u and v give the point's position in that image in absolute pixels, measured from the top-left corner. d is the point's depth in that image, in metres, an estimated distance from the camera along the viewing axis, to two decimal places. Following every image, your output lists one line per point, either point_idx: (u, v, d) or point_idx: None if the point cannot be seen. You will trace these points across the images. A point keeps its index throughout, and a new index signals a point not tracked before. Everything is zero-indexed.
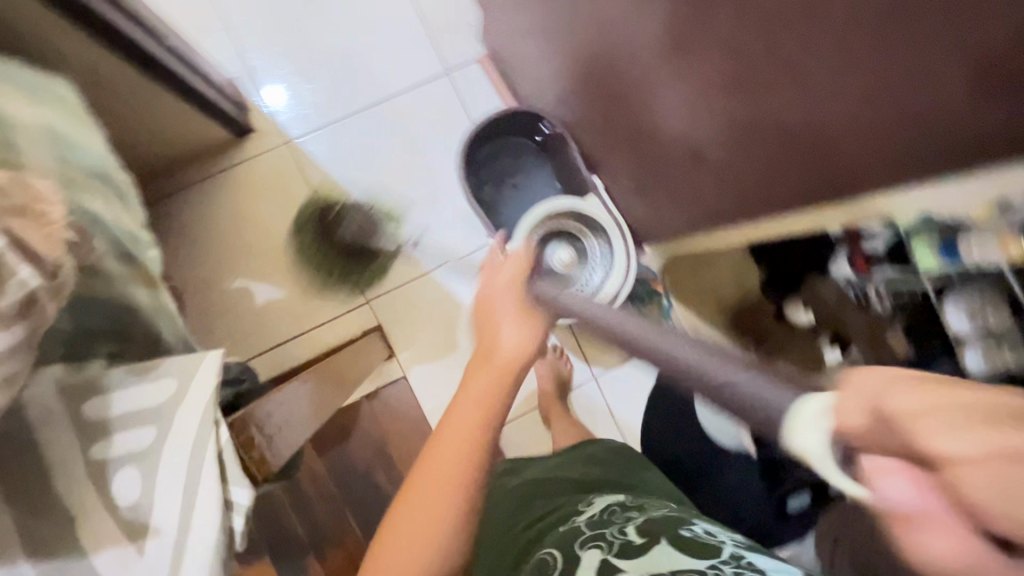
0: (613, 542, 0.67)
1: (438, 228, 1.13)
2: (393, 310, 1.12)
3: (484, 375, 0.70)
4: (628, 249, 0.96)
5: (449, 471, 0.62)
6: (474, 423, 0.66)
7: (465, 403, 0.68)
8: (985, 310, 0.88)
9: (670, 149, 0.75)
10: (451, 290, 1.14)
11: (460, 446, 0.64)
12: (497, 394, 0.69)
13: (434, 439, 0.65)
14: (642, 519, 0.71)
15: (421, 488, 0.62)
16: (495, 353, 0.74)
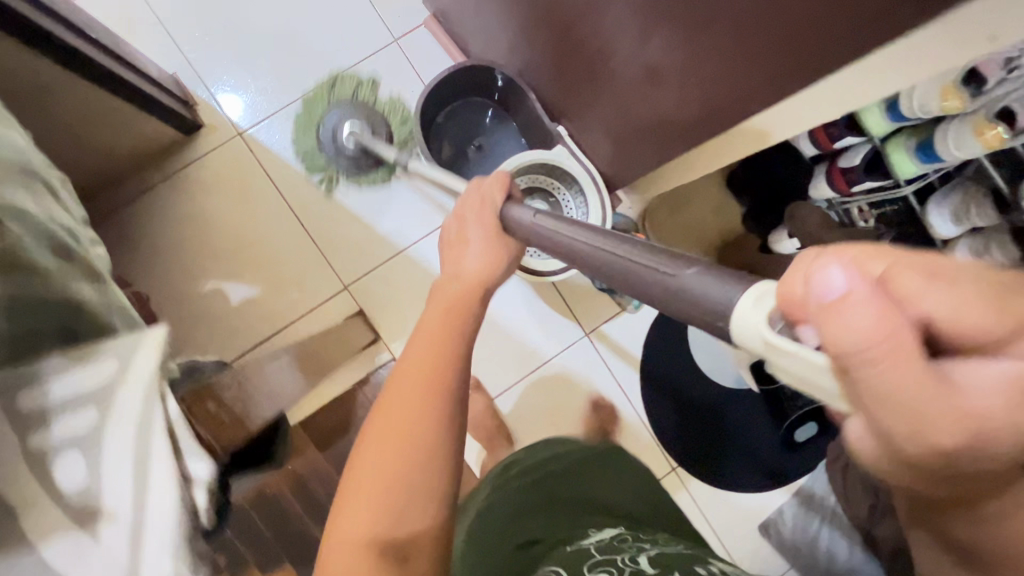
0: (624, 568, 0.63)
1: (407, 202, 1.10)
2: (374, 292, 1.10)
3: (446, 293, 0.63)
4: (601, 193, 0.93)
5: (422, 388, 0.54)
6: (437, 338, 0.58)
7: (430, 321, 0.60)
8: (970, 208, 0.86)
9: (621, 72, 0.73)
10: (428, 263, 1.11)
11: (429, 355, 0.56)
12: (460, 324, 0.60)
13: (398, 373, 0.56)
14: (655, 553, 0.68)
15: (394, 404, 0.53)
16: (461, 268, 0.66)
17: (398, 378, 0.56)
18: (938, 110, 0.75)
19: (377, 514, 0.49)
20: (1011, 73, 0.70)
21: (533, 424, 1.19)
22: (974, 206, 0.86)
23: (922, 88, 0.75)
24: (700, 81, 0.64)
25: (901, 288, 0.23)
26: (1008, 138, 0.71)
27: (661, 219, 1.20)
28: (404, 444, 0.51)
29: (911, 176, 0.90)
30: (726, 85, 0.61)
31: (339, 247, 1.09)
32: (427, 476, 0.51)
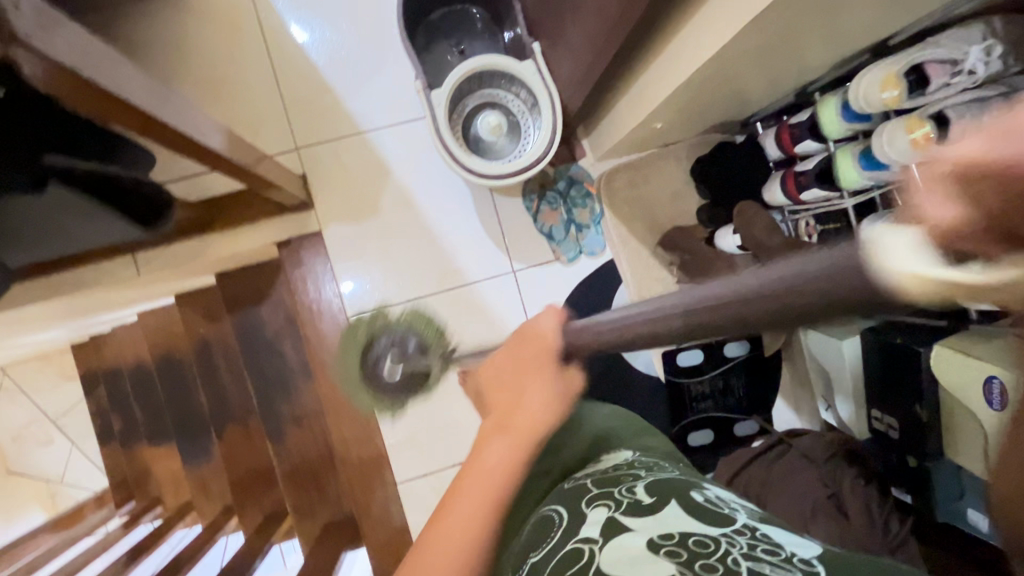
0: (622, 501, 0.59)
1: (382, 87, 1.15)
2: (324, 163, 1.15)
3: (502, 442, 0.68)
4: (555, 118, 0.97)
5: (466, 503, 0.61)
6: (492, 482, 0.64)
7: (485, 468, 0.66)
8: None
9: None
10: (385, 154, 1.16)
11: (484, 481, 0.64)
12: (525, 443, 0.69)
13: (456, 488, 0.64)
14: (651, 479, 0.62)
15: (452, 521, 0.59)
16: (518, 411, 0.71)
17: (462, 488, 0.64)
18: (880, 102, 0.76)
19: None
20: (955, 77, 0.69)
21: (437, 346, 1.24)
22: None
23: (872, 74, 0.76)
24: None
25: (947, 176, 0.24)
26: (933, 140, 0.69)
27: (619, 184, 1.22)
28: (448, 553, 0.56)
29: (854, 185, 0.89)
30: None
31: (304, 110, 1.13)
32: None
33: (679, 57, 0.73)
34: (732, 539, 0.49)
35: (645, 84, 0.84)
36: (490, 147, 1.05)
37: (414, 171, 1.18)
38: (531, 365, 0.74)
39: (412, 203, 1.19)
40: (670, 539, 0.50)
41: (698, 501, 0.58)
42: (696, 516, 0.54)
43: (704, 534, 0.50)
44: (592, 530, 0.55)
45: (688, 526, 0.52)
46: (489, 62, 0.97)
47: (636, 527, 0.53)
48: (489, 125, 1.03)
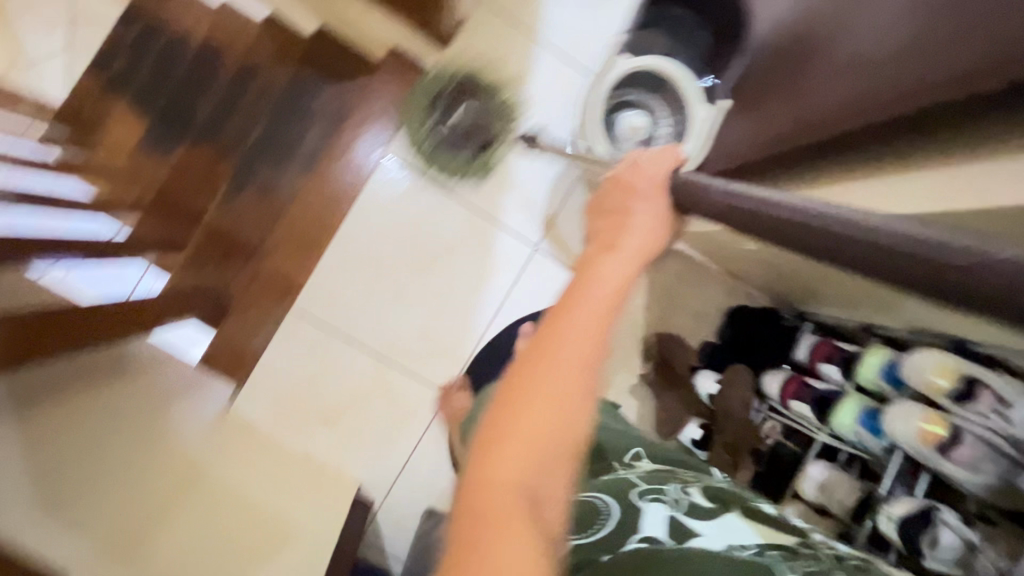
0: (678, 501, 0.64)
1: (584, 20, 1.12)
2: (486, 32, 1.11)
3: (619, 259, 0.47)
4: (683, 163, 0.94)
5: (547, 398, 0.41)
6: (589, 331, 0.43)
7: (550, 366, 0.41)
8: (839, 486, 0.88)
9: (828, 64, 0.76)
10: (536, 66, 1.11)
11: (582, 341, 0.43)
12: (594, 332, 0.43)
13: (521, 383, 0.41)
14: (703, 486, 0.71)
15: (525, 416, 0.40)
16: (623, 241, 0.50)
17: (524, 386, 0.41)
18: (925, 382, 0.76)
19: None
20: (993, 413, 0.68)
21: (415, 248, 1.13)
22: (845, 487, 0.88)
23: (929, 356, 0.76)
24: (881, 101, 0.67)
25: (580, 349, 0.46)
26: (941, 445, 0.72)
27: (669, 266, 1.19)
28: (517, 510, 0.37)
29: (839, 431, 0.90)
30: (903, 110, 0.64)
31: None
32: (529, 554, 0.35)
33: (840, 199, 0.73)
34: (806, 549, 0.58)
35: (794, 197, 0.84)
36: (616, 139, 1.00)
37: (542, 100, 1.11)
38: (626, 203, 0.53)
39: (517, 125, 1.11)
40: (744, 547, 0.56)
41: (756, 510, 0.67)
42: (750, 524, 0.63)
43: (775, 545, 0.58)
44: (657, 529, 0.59)
45: (744, 533, 0.60)
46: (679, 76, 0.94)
47: (703, 531, 0.59)
48: (631, 122, 0.99)
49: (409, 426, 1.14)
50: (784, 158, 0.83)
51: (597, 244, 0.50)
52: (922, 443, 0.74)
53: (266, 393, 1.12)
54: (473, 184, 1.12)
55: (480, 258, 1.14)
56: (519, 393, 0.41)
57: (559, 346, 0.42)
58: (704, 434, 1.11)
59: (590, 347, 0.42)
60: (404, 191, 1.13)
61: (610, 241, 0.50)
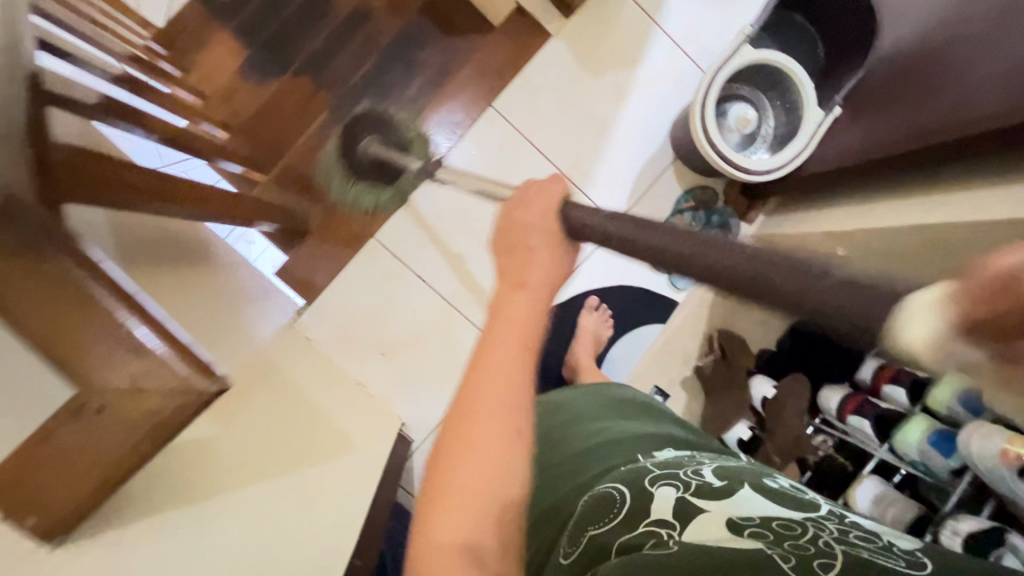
0: (689, 483, 0.60)
1: (699, 15, 1.14)
2: (608, 7, 1.12)
3: (524, 297, 0.55)
4: (786, 164, 0.99)
5: (465, 461, 0.52)
6: (502, 380, 0.53)
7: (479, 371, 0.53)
8: (897, 501, 0.87)
9: (957, 70, 0.75)
10: (647, 51, 1.13)
11: (488, 407, 0.53)
12: (512, 374, 0.53)
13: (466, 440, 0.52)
14: (716, 466, 0.66)
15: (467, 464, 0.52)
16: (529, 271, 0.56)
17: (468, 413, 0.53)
18: None
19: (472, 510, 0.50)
20: None
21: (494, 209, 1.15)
22: (901, 503, 0.86)
23: None
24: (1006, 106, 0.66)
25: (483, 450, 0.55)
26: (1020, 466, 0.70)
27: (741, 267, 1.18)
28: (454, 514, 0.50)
29: (902, 446, 0.88)
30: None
31: None
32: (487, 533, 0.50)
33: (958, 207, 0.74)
34: (817, 525, 0.53)
35: (898, 205, 0.84)
36: (725, 127, 1.04)
37: (650, 84, 1.14)
38: (528, 242, 0.56)
39: (622, 103, 1.14)
40: (751, 519, 0.53)
41: (767, 485, 0.62)
42: (769, 499, 0.58)
43: (784, 518, 0.54)
44: (665, 510, 0.56)
45: (765, 508, 0.55)
46: (798, 79, 0.98)
47: (711, 508, 0.55)
48: (741, 115, 1.03)
49: (460, 374, 1.16)
50: (895, 164, 0.84)
51: (508, 270, 0.57)
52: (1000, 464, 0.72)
53: (331, 317, 1.14)
54: (569, 151, 1.14)
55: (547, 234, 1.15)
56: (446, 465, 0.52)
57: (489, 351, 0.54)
58: (751, 436, 1.11)
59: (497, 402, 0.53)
60: (492, 157, 1.15)
61: (518, 273, 0.55)
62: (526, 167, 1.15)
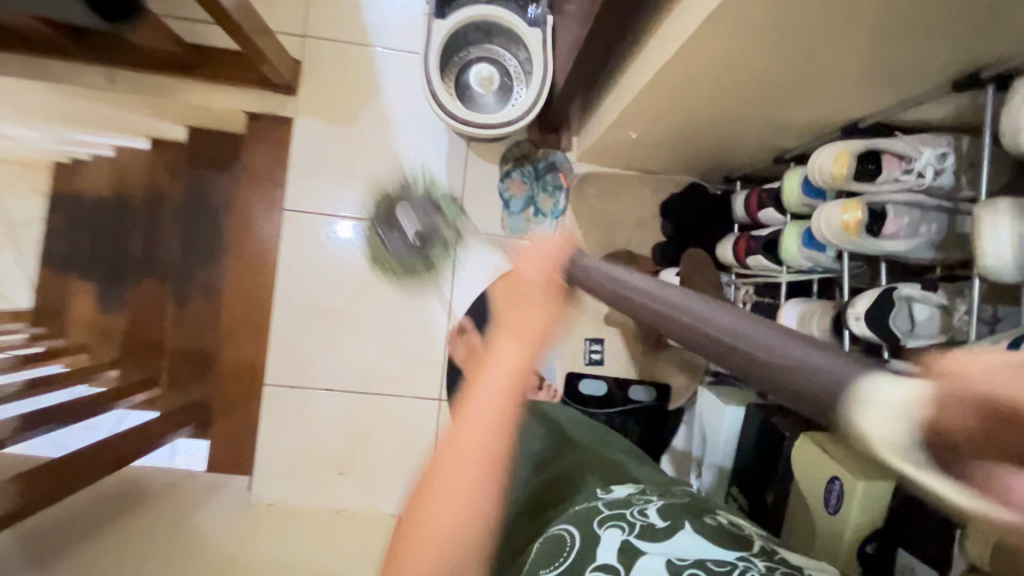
0: (635, 523, 0.57)
1: (403, 12, 1.13)
2: (321, 57, 1.12)
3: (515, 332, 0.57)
4: (539, 93, 0.97)
5: (443, 496, 0.49)
6: (489, 432, 0.52)
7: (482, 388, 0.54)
8: (816, 313, 0.84)
9: None
10: (381, 72, 1.13)
11: (463, 455, 0.51)
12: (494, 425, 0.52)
13: (440, 469, 0.50)
14: (662, 502, 0.61)
15: (442, 494, 0.49)
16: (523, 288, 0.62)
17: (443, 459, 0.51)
18: (829, 176, 0.74)
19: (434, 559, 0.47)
20: (904, 175, 0.68)
21: (344, 284, 1.14)
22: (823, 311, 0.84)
23: (828, 148, 0.74)
24: None
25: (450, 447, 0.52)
26: (864, 224, 0.68)
27: (590, 191, 1.17)
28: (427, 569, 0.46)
29: (792, 262, 0.87)
30: None
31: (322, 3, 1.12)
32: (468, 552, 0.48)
33: (651, 53, 0.74)
34: (749, 563, 0.52)
35: (629, 73, 0.83)
36: (472, 94, 1.03)
37: (402, 95, 1.14)
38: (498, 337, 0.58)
39: (390, 129, 1.14)
40: (687, 561, 0.52)
41: (708, 520, 0.59)
42: (704, 536, 0.56)
43: (718, 557, 0.53)
44: (611, 553, 0.54)
45: (701, 549, 0.54)
46: (501, 16, 0.97)
47: (652, 552, 0.54)
48: (481, 77, 1.02)
49: (419, 445, 1.14)
50: (599, 49, 0.84)
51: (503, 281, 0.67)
52: (849, 235, 0.70)
53: (276, 474, 1.14)
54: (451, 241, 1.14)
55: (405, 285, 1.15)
56: (431, 487, 0.50)
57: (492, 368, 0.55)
58: None
59: (503, 401, 0.53)
60: (312, 245, 1.14)
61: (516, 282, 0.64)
62: (344, 230, 1.14)
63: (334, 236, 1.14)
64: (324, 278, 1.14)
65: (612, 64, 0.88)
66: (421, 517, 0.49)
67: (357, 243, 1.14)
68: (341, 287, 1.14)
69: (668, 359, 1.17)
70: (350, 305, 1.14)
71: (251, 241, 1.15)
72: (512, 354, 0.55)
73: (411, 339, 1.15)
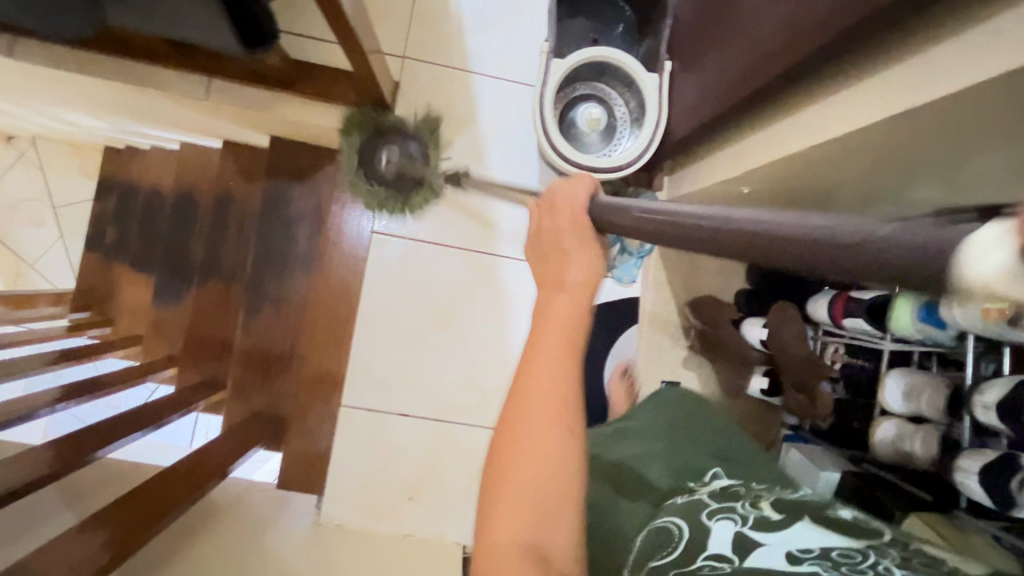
0: (748, 516, 0.56)
1: (507, 40, 1.13)
2: (421, 80, 1.12)
3: (566, 297, 0.57)
4: (650, 141, 0.96)
5: (530, 447, 0.52)
6: (555, 367, 0.54)
7: (542, 347, 0.55)
8: (926, 388, 0.81)
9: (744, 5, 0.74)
10: (479, 99, 1.12)
11: (541, 405, 0.53)
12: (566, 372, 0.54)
13: (520, 422, 0.52)
14: (777, 498, 0.59)
15: (530, 436, 0.52)
16: (560, 270, 0.59)
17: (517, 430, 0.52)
18: None
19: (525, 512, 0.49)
20: None
21: (425, 309, 1.14)
22: (932, 387, 0.81)
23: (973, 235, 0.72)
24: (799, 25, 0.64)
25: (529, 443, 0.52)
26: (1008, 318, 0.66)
27: None
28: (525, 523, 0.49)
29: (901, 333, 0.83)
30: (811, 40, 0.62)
31: (427, 26, 1.11)
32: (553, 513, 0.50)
33: (799, 127, 0.74)
34: (880, 551, 0.48)
35: (759, 135, 0.83)
36: (577, 133, 1.02)
37: (497, 125, 1.13)
38: (563, 256, 0.60)
39: (482, 157, 1.13)
40: (812, 551, 0.49)
41: (833, 514, 0.55)
42: (831, 529, 0.52)
43: (845, 545, 0.49)
44: (722, 543, 0.52)
45: (824, 538, 0.51)
46: (615, 58, 0.96)
47: (770, 543, 0.51)
48: (588, 117, 1.01)
49: None
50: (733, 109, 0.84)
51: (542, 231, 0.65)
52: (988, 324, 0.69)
53: (347, 496, 1.14)
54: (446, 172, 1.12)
55: (490, 313, 1.15)
56: (513, 433, 0.52)
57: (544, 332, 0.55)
58: (770, 381, 1.08)
59: (565, 362, 0.54)
60: (398, 269, 1.14)
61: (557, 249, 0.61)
62: (428, 257, 1.14)
63: (420, 261, 1.14)
64: (407, 301, 1.14)
65: (736, 121, 0.87)
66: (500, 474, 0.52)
67: (410, 242, 1.14)
68: (423, 311, 1.14)
69: (742, 407, 1.16)
70: (431, 332, 1.15)
71: (338, 258, 1.15)
72: (563, 303, 0.57)
73: (487, 366, 1.16)
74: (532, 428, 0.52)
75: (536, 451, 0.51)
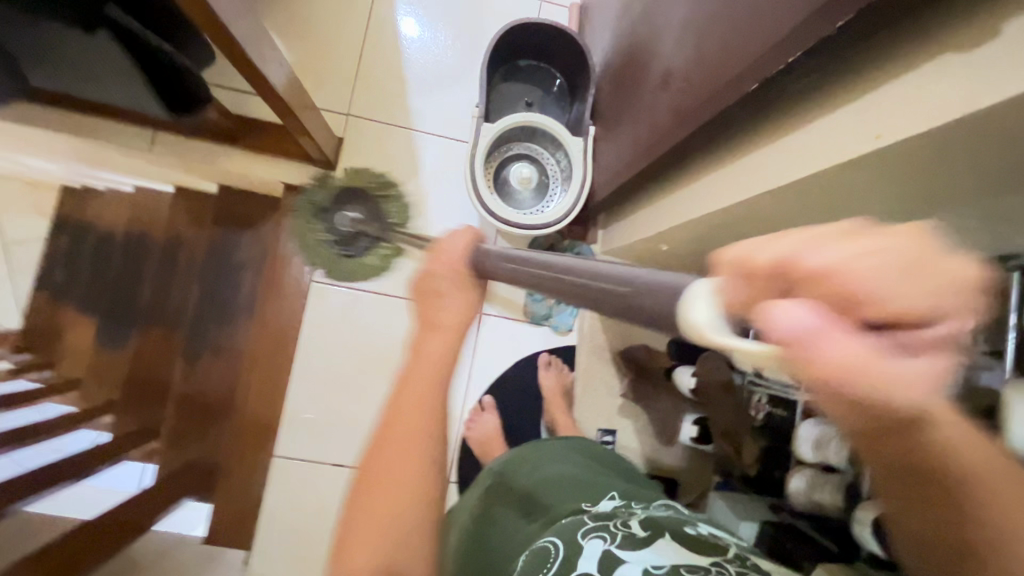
0: (618, 533, 0.56)
1: (449, 99, 1.19)
2: (364, 135, 1.16)
3: (438, 335, 0.58)
4: (577, 199, 1.02)
5: (380, 495, 0.51)
6: (424, 393, 0.55)
7: (408, 383, 0.55)
8: (831, 442, 0.84)
9: (645, 82, 0.80)
10: (420, 154, 1.18)
11: (405, 432, 0.53)
12: (434, 391, 0.55)
13: (378, 463, 0.52)
14: (647, 514, 0.61)
15: (389, 476, 0.52)
16: (435, 311, 0.60)
17: (373, 473, 0.52)
18: None
19: (383, 525, 0.50)
20: None
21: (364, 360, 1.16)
22: (836, 441, 0.83)
23: None
24: (679, 105, 0.70)
25: (375, 495, 0.51)
26: None
27: None
28: (375, 547, 0.49)
29: None
30: (687, 119, 0.68)
31: (371, 87, 1.17)
32: (411, 529, 0.51)
33: (684, 198, 0.80)
34: (722, 569, 0.51)
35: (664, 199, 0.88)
36: (511, 190, 1.07)
37: (438, 179, 1.18)
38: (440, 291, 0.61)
39: (423, 211, 1.17)
40: (662, 568, 0.50)
41: (687, 530, 0.58)
42: (682, 546, 0.54)
43: (693, 563, 0.51)
44: (591, 564, 0.53)
45: (679, 557, 0.52)
46: (543, 123, 1.02)
47: (631, 560, 0.52)
48: (520, 176, 1.07)
49: None
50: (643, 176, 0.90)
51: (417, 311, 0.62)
52: None
53: (276, 551, 1.12)
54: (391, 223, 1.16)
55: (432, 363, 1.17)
56: (380, 454, 0.53)
57: (420, 360, 0.56)
58: (700, 429, 1.11)
59: (433, 390, 0.55)
60: (338, 319, 1.16)
61: (432, 317, 0.59)
62: (371, 309, 1.16)
63: (359, 310, 1.16)
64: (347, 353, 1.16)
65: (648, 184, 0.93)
66: (357, 504, 0.52)
67: (349, 291, 1.16)
68: (362, 359, 1.16)
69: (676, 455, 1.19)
70: (370, 381, 1.16)
71: (279, 306, 1.15)
72: (436, 344, 0.57)
73: None
74: (377, 461, 0.53)
75: (403, 475, 0.52)
